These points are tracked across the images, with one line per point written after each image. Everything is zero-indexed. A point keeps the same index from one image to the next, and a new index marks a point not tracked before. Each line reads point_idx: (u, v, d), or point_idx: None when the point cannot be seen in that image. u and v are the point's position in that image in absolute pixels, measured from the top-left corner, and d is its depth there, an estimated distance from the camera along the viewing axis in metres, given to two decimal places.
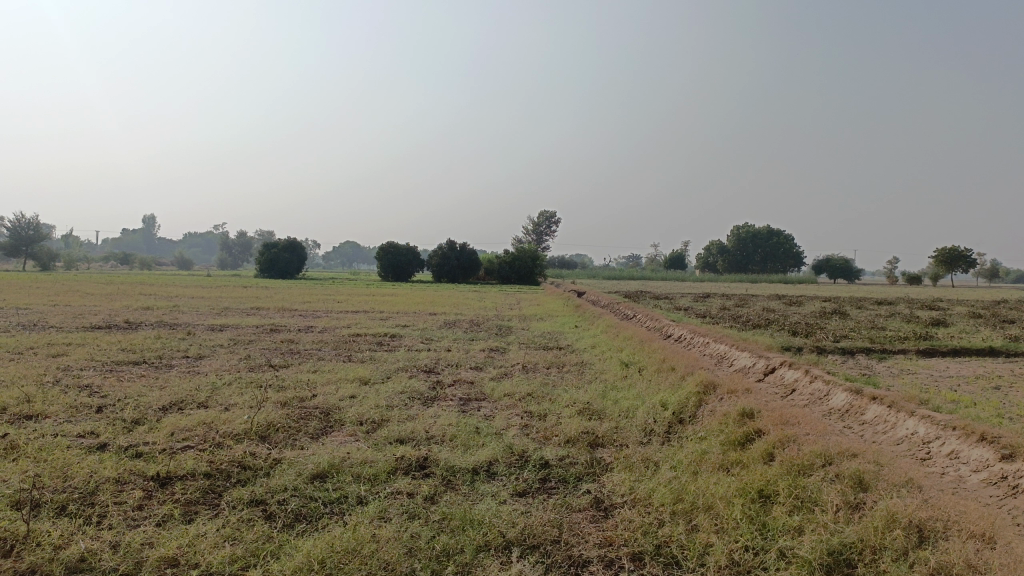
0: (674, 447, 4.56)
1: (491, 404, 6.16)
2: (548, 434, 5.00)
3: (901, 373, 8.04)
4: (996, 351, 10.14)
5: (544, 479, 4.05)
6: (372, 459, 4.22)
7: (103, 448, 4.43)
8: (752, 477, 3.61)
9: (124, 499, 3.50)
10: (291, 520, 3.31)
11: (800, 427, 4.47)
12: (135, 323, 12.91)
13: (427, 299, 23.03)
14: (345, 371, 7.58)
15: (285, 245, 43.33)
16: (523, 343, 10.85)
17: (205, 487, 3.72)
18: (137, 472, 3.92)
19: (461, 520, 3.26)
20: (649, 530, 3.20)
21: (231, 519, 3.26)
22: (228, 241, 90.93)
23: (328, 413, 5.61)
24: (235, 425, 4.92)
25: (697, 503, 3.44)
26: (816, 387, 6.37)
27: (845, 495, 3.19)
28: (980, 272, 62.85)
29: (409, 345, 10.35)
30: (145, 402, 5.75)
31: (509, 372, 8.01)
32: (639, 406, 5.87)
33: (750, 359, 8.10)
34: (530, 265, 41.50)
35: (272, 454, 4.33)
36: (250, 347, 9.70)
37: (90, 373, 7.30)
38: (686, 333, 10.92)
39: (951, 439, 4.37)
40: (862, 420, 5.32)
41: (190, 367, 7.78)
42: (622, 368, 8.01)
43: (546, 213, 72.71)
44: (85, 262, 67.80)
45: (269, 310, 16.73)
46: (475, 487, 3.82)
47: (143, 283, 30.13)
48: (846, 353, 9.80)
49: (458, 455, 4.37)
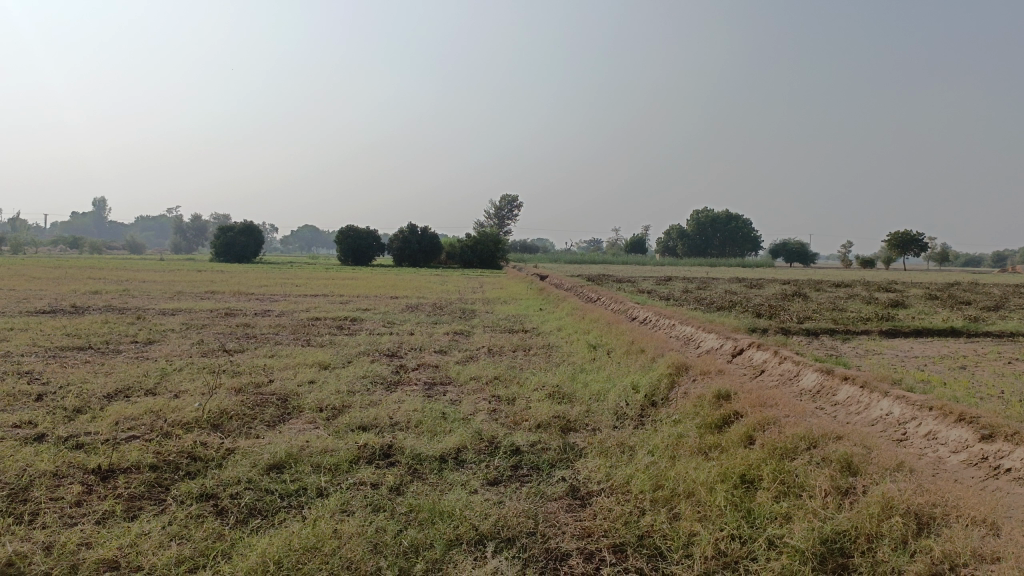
0: (649, 431, 4.40)
1: (457, 388, 5.94)
2: (518, 419, 4.80)
3: (867, 354, 8.03)
4: (957, 331, 10.23)
5: (516, 466, 3.85)
6: (333, 448, 3.98)
7: (40, 439, 4.11)
8: (734, 462, 3.45)
9: (60, 495, 3.21)
10: (244, 515, 3.06)
11: (778, 409, 4.34)
12: (82, 307, 12.38)
13: (387, 282, 22.65)
14: (304, 356, 7.27)
15: (241, 228, 42.43)
16: (487, 326, 10.65)
17: (151, 481, 3.45)
18: (78, 465, 3.63)
19: (430, 512, 3.04)
20: (629, 520, 3.02)
21: (178, 515, 3.00)
22: (182, 225, 89.07)
23: (286, 399, 5.33)
24: (185, 414, 4.62)
25: (678, 490, 3.27)
26: (785, 368, 6.27)
27: (833, 479, 3.04)
28: (931, 256, 64.30)
29: (371, 329, 10.06)
30: (89, 389, 5.40)
31: (475, 355, 7.80)
32: (609, 389, 5.71)
33: (717, 340, 8.01)
34: (491, 249, 41.22)
35: (225, 444, 4.05)
36: (203, 332, 9.32)
37: (31, 359, 6.89)
38: (651, 315, 10.83)
39: (927, 420, 4.28)
40: (834, 401, 5.22)
41: (139, 353, 7.40)
42: (589, 351, 7.85)
43: (507, 197, 72.61)
44: (31, 245, 65.65)
45: (224, 294, 16.27)
46: (443, 477, 3.60)
47: (93, 266, 29.15)
48: (811, 333, 9.79)
49: (425, 442, 4.14)
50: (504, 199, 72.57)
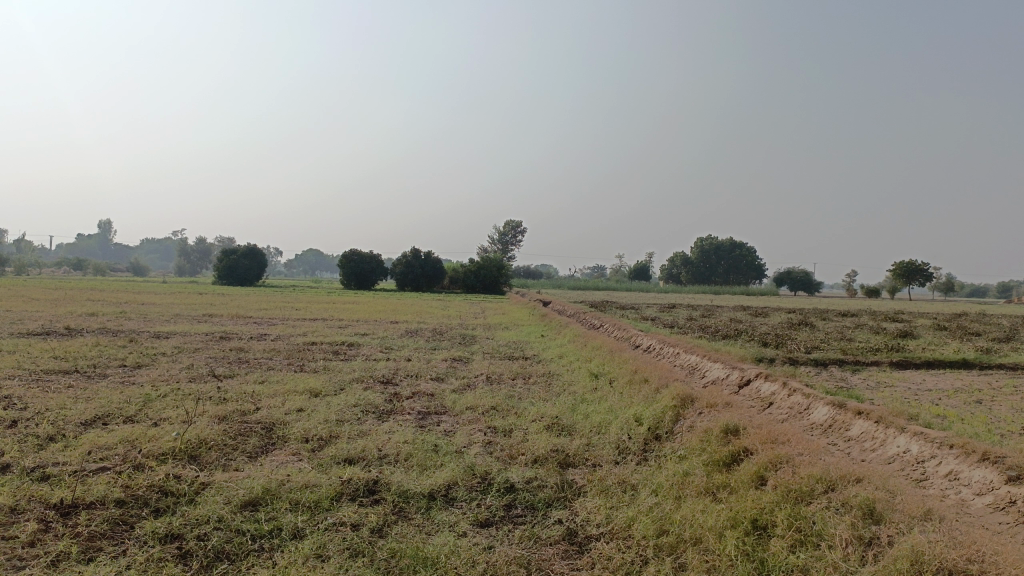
0: (653, 468, 4.14)
1: (451, 419, 5.68)
2: (513, 452, 4.54)
3: (879, 387, 7.74)
4: (969, 364, 9.94)
5: (509, 506, 3.59)
6: (315, 484, 3.72)
7: (5, 470, 3.86)
8: (745, 505, 3.19)
9: (14, 534, 2.95)
10: (209, 560, 2.81)
11: (790, 446, 4.06)
12: (76, 329, 12.15)
13: (388, 307, 22.40)
14: (294, 382, 7.01)
15: (244, 251, 42.21)
16: (486, 353, 10.39)
17: (115, 518, 3.19)
18: (39, 499, 3.38)
19: (412, 558, 2.78)
20: (631, 570, 2.75)
21: (137, 559, 2.75)
22: (186, 248, 89.34)
23: (271, 429, 5.07)
24: (162, 444, 4.37)
25: (684, 535, 3.01)
26: (794, 401, 5.99)
27: (853, 527, 2.78)
28: (936, 286, 63.88)
29: (367, 354, 9.81)
30: (66, 416, 5.15)
31: (472, 383, 7.53)
32: (610, 421, 5.44)
33: (724, 370, 7.75)
34: (495, 274, 41.02)
35: (200, 477, 3.80)
36: (195, 356, 9.06)
37: (12, 383, 6.64)
38: (654, 343, 10.56)
39: (948, 459, 4.02)
40: (847, 437, 4.95)
41: (125, 378, 7.15)
42: (591, 380, 7.58)
43: (511, 223, 72.60)
44: (35, 266, 65.84)
45: (221, 318, 16.02)
46: (431, 517, 3.35)
47: (92, 288, 29.03)
48: (819, 364, 9.50)
49: (413, 477, 3.88)
50: (508, 225, 72.37)
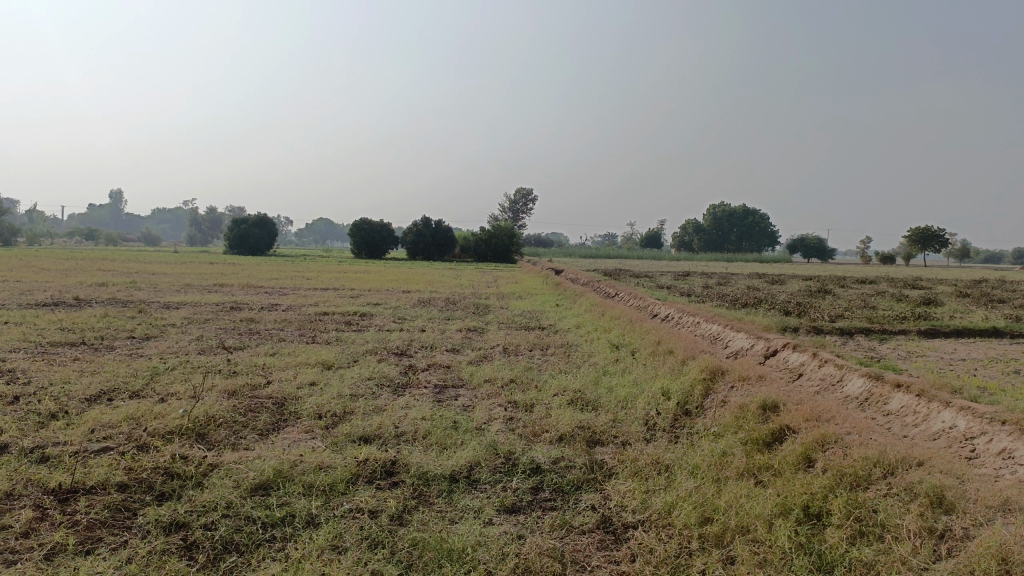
0: (687, 447, 3.90)
1: (470, 393, 5.45)
2: (537, 429, 4.30)
3: (910, 357, 7.44)
4: (1000, 332, 9.60)
5: (536, 489, 3.36)
6: (328, 465, 3.49)
7: (3, 451, 3.65)
8: (795, 489, 2.94)
9: (7, 523, 2.74)
10: (218, 552, 2.59)
11: (834, 424, 3.80)
12: (85, 300, 11.97)
13: (401, 276, 22.13)
14: (306, 354, 6.80)
15: (255, 221, 41.99)
16: (502, 322, 10.18)
17: (116, 504, 2.99)
18: (37, 482, 3.17)
19: (437, 551, 2.56)
20: (676, 564, 2.52)
21: (139, 552, 2.54)
22: (198, 218, 89.45)
23: (282, 404, 4.85)
24: (168, 422, 4.15)
25: (731, 524, 2.77)
26: (827, 372, 5.72)
27: (921, 518, 2.53)
28: (952, 253, 62.97)
29: (380, 325, 9.59)
30: (70, 391, 4.95)
31: (489, 355, 7.30)
32: (636, 395, 5.19)
33: (749, 341, 7.46)
34: (506, 242, 40.71)
35: (207, 458, 3.58)
36: (204, 327, 8.86)
37: (16, 356, 6.44)
38: (673, 312, 10.31)
39: (1000, 435, 3.74)
40: (887, 411, 4.68)
41: (133, 350, 6.93)
42: (612, 351, 7.34)
43: (521, 191, 72.15)
44: (47, 236, 65.99)
45: (232, 287, 15.84)
46: (454, 501, 3.12)
47: (102, 258, 28.89)
48: (845, 334, 9.22)
49: (432, 458, 3.65)
50: (519, 193, 71.93)
